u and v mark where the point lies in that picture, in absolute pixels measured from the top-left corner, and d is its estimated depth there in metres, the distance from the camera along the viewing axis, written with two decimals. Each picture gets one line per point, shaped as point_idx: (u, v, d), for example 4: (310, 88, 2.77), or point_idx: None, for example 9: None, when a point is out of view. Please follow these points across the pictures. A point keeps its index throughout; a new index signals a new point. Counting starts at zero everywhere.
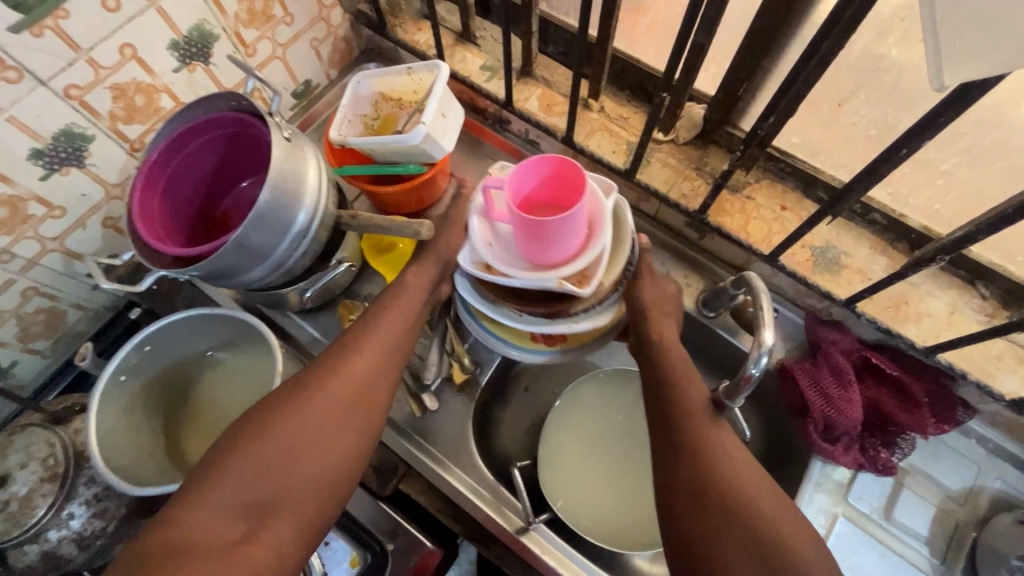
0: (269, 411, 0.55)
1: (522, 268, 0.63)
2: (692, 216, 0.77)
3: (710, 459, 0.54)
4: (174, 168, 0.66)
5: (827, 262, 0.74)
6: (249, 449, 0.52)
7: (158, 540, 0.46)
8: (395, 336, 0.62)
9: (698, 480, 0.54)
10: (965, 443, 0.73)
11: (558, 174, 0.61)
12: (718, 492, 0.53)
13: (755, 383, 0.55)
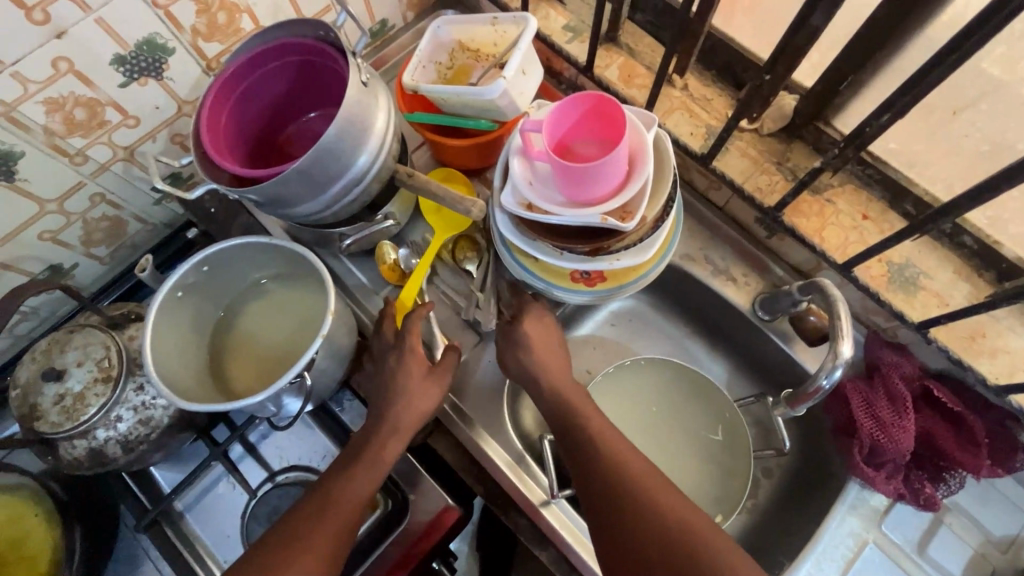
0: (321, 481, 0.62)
1: (564, 204, 0.63)
2: (765, 212, 0.73)
3: (609, 465, 0.59)
4: (248, 85, 0.65)
5: (904, 280, 0.69)
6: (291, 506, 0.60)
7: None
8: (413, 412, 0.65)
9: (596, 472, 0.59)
10: (1018, 492, 0.69)
11: (600, 110, 0.62)
12: (618, 504, 0.56)
13: (823, 395, 0.61)
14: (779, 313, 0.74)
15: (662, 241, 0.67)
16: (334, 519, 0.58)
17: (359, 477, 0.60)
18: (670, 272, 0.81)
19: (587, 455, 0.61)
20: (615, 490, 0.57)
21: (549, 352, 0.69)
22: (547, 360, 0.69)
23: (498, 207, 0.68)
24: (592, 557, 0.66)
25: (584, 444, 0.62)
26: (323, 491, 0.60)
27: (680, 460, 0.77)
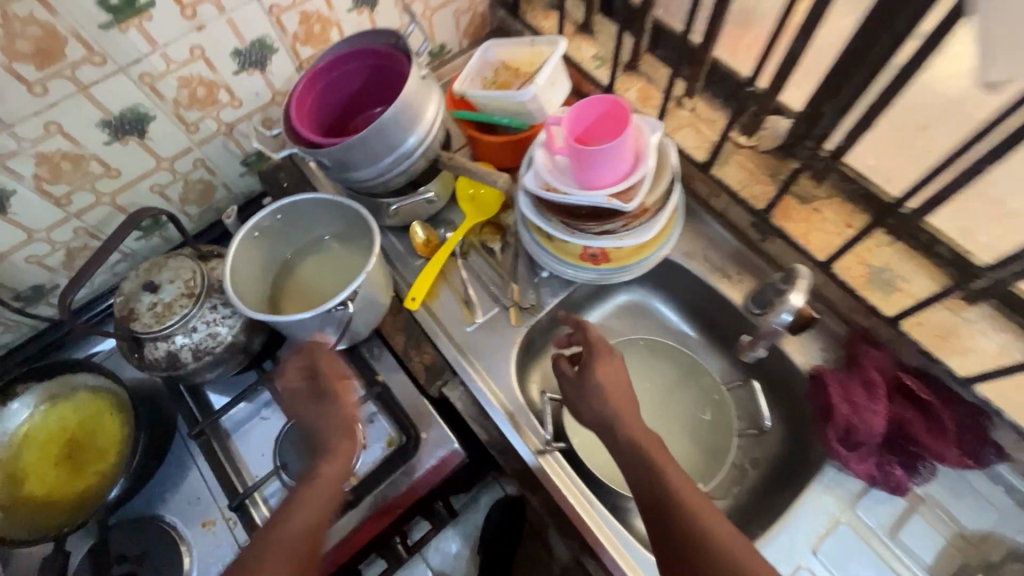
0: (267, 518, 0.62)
1: (576, 187, 0.75)
2: (757, 214, 0.83)
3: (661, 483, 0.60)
4: (331, 79, 0.82)
5: (881, 281, 0.77)
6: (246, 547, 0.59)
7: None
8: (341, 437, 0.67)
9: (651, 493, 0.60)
10: (996, 492, 0.71)
11: (611, 113, 0.74)
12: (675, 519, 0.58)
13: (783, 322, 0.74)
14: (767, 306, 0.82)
15: (660, 227, 0.77)
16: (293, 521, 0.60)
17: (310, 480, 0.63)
18: (672, 267, 0.90)
19: (657, 497, 0.60)
20: (696, 544, 0.56)
21: (619, 388, 0.69)
22: (613, 395, 0.68)
23: (522, 190, 0.81)
24: (576, 501, 0.73)
25: (655, 485, 0.60)
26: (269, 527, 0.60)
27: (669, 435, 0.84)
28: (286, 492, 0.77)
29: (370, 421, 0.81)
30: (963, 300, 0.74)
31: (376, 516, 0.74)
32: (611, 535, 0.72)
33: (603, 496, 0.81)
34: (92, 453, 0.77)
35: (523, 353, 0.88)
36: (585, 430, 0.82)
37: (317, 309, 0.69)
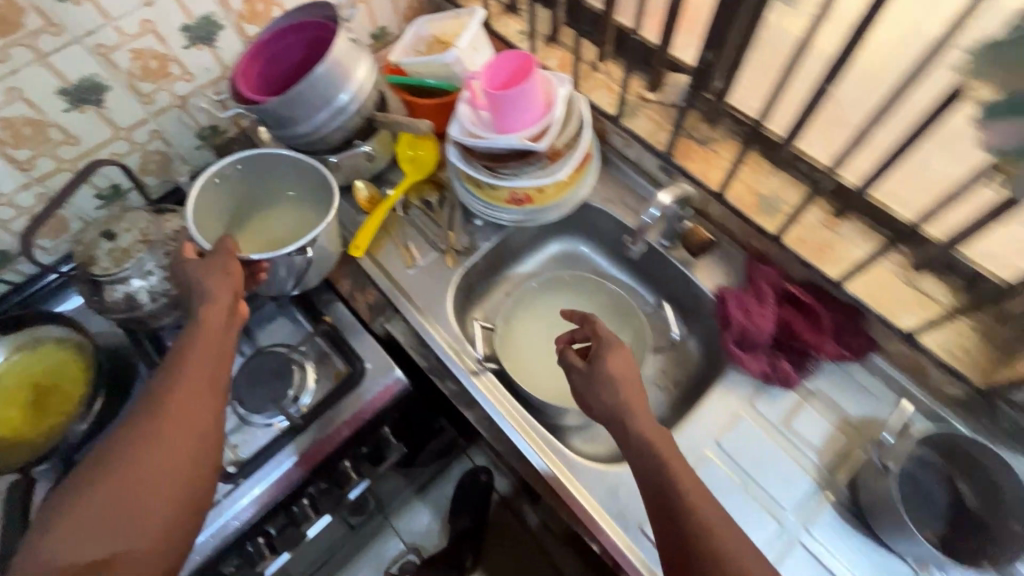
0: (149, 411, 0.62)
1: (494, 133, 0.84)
2: (662, 157, 0.93)
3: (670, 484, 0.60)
4: (274, 51, 0.90)
5: (770, 207, 0.86)
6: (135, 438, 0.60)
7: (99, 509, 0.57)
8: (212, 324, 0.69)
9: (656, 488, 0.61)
10: (874, 381, 0.80)
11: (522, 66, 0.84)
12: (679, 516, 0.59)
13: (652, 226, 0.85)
14: (676, 237, 0.91)
15: (572, 167, 0.87)
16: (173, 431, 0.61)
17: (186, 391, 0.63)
18: (594, 212, 1.00)
19: (668, 496, 0.60)
20: (697, 542, 0.57)
21: (630, 380, 0.68)
22: (625, 389, 0.68)
23: (451, 142, 0.90)
24: (506, 413, 0.82)
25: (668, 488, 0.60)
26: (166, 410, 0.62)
27: None
28: (242, 426, 0.82)
29: (319, 359, 0.87)
30: (838, 217, 0.82)
31: (326, 438, 0.81)
32: (539, 436, 0.81)
33: (537, 416, 0.89)
34: (58, 398, 0.82)
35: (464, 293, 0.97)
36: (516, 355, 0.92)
37: (273, 254, 0.76)
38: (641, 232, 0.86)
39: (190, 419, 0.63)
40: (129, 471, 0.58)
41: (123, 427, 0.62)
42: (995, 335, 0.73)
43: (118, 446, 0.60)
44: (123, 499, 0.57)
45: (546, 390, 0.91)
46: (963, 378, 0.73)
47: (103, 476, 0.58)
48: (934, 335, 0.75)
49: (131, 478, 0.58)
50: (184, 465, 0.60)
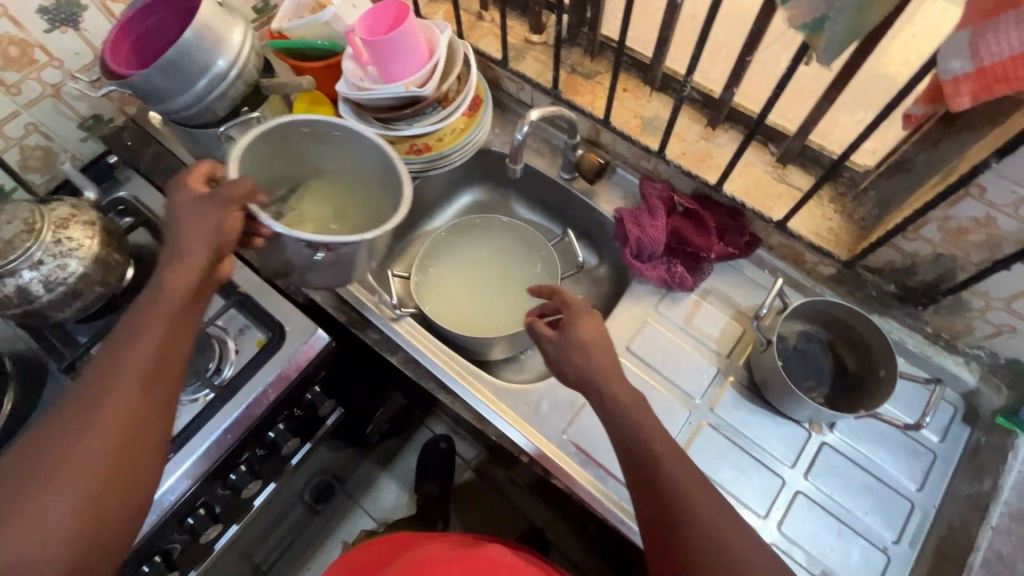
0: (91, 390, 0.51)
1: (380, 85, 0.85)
2: (550, 93, 0.96)
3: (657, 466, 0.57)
4: (145, 27, 0.88)
5: (653, 127, 0.91)
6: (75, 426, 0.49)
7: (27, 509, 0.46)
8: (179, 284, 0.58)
9: (640, 463, 0.57)
10: (761, 273, 0.88)
11: (397, 15, 0.84)
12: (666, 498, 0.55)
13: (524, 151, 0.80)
14: (575, 169, 0.95)
15: (463, 111, 0.89)
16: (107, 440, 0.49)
17: (126, 387, 0.51)
18: (496, 156, 1.03)
19: (649, 474, 0.57)
20: (680, 518, 0.54)
21: (601, 339, 0.64)
22: (597, 351, 0.63)
23: (342, 100, 0.90)
24: (429, 350, 0.85)
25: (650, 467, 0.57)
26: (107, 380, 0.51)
27: (508, 292, 0.99)
28: None
29: (238, 330, 0.86)
30: (712, 129, 0.88)
31: (252, 403, 0.80)
32: (463, 368, 0.85)
33: (465, 354, 0.92)
34: None
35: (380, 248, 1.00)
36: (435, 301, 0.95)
37: (287, 231, 0.64)
38: (514, 154, 0.81)
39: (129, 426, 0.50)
40: (45, 493, 0.46)
41: (58, 415, 0.50)
42: (856, 215, 0.81)
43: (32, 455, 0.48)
44: (29, 533, 0.45)
45: (469, 327, 0.95)
46: (832, 257, 0.80)
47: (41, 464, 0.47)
48: (805, 222, 0.82)
49: (44, 504, 0.46)
50: (113, 492, 0.49)
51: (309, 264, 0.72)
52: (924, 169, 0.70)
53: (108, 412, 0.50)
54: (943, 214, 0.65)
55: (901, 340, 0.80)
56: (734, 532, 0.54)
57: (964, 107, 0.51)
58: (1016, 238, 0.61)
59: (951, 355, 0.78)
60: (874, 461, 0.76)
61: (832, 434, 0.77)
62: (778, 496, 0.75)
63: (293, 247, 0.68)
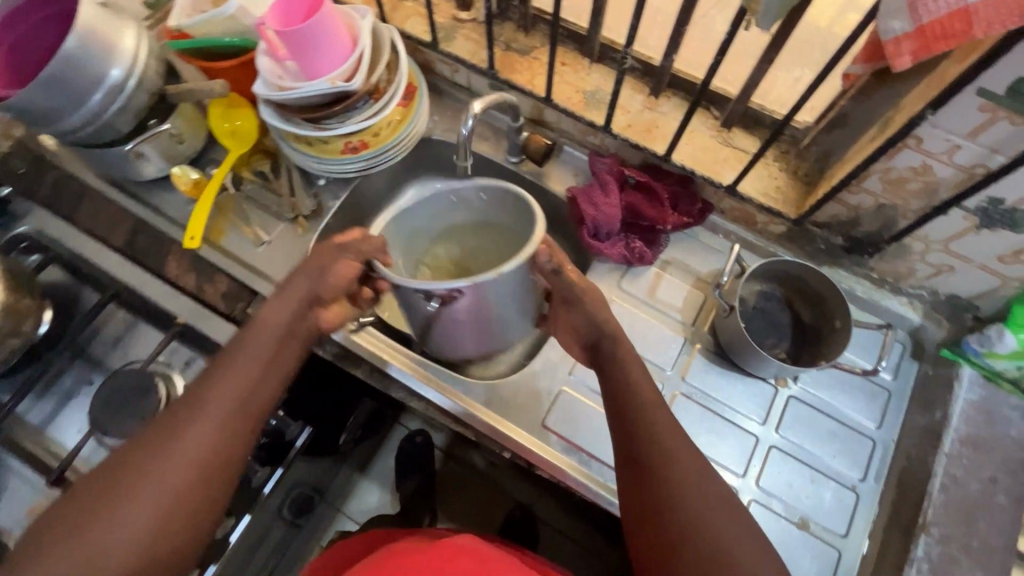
0: (189, 409, 0.58)
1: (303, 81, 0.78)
2: (487, 74, 0.91)
3: (647, 429, 0.59)
4: (17, 36, 0.77)
5: (596, 101, 0.89)
6: (170, 440, 0.56)
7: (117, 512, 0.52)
8: (279, 324, 0.65)
9: (632, 419, 0.60)
10: (715, 238, 0.89)
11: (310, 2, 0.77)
12: (651, 458, 0.57)
13: (474, 139, 0.76)
14: (523, 152, 0.92)
15: (397, 101, 0.84)
16: (187, 466, 0.55)
17: (217, 419, 0.58)
18: (438, 145, 0.98)
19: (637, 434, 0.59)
20: (661, 479, 0.56)
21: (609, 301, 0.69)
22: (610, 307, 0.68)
23: (262, 101, 0.83)
24: (394, 359, 0.82)
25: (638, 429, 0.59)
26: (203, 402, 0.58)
27: None
28: None
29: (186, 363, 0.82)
30: (655, 98, 0.87)
31: None
32: (432, 372, 0.82)
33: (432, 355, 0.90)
34: None
35: None
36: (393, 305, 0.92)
37: (395, 277, 0.67)
38: (462, 149, 0.77)
39: (211, 455, 0.57)
40: (124, 500, 0.53)
41: (161, 423, 0.58)
42: (799, 171, 0.83)
43: (126, 462, 0.55)
44: (108, 530, 0.51)
45: None
46: (782, 215, 0.82)
47: (139, 471, 0.54)
48: (754, 183, 0.83)
49: (121, 511, 0.52)
50: (179, 514, 0.54)
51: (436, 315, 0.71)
52: (861, 123, 0.71)
53: (198, 433, 0.57)
54: (884, 165, 0.66)
55: (850, 287, 0.83)
56: (707, 478, 0.56)
57: (906, 66, 0.51)
58: (951, 183, 0.63)
59: (896, 297, 0.82)
60: (837, 406, 0.79)
61: (796, 386, 0.80)
62: (753, 452, 0.77)
63: (415, 301, 0.69)
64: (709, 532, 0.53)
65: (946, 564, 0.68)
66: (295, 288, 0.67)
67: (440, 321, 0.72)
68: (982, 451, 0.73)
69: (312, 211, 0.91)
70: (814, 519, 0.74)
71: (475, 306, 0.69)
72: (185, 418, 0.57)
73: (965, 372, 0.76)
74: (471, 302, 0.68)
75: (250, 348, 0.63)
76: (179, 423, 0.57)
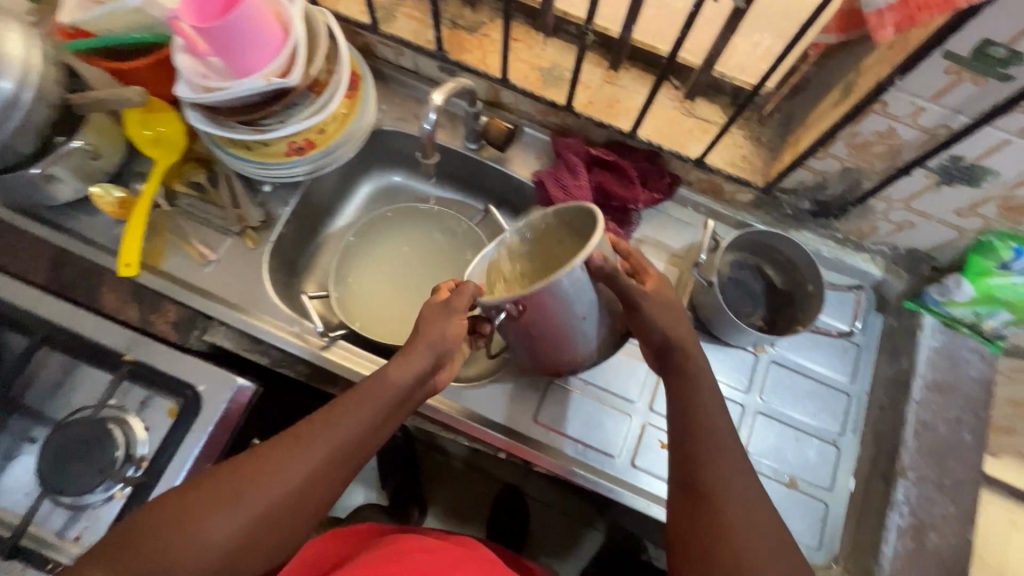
0: (288, 450, 0.57)
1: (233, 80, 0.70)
2: (436, 56, 0.85)
3: (704, 456, 0.57)
4: None
5: (553, 78, 0.85)
6: (260, 478, 0.55)
7: (196, 536, 0.52)
8: (402, 380, 0.62)
9: (690, 443, 0.59)
10: (685, 211, 0.88)
11: None
12: (705, 484, 0.56)
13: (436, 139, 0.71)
14: (481, 138, 0.87)
15: (342, 94, 0.77)
16: (270, 509, 0.55)
17: (316, 465, 0.57)
18: (390, 136, 0.92)
19: (694, 458, 0.58)
20: (710, 507, 0.55)
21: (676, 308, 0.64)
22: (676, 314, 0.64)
23: (187, 105, 0.74)
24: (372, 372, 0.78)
25: (692, 451, 0.58)
26: (301, 448, 0.57)
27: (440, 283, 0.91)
28: (78, 514, 0.69)
29: (141, 405, 0.73)
30: (615, 71, 0.84)
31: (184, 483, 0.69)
32: None
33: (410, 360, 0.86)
34: None
35: (283, 266, 0.88)
36: (362, 312, 0.87)
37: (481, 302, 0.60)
38: (425, 144, 0.72)
39: (297, 502, 0.56)
40: (215, 520, 0.53)
41: (258, 451, 0.57)
42: (762, 137, 0.82)
43: (216, 487, 0.54)
44: (183, 549, 0.52)
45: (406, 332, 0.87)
46: (749, 185, 0.81)
47: (231, 501, 0.54)
48: (721, 154, 0.82)
49: (199, 541, 0.52)
50: (251, 554, 0.54)
51: (532, 326, 0.61)
52: (823, 87, 0.71)
53: (286, 480, 0.56)
54: (850, 130, 0.67)
55: (816, 249, 0.85)
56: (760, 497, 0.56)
57: (888, 38, 0.54)
58: (915, 144, 0.65)
59: (859, 253, 0.85)
60: (813, 366, 0.82)
61: (775, 351, 0.82)
62: (739, 421, 0.79)
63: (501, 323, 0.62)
64: (758, 552, 0.53)
65: (923, 504, 0.73)
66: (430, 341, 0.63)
67: (520, 335, 0.64)
68: (946, 394, 0.77)
69: (260, 221, 0.83)
70: (801, 477, 0.77)
71: (553, 324, 0.61)
72: (284, 459, 0.56)
73: (927, 321, 0.80)
74: (541, 319, 0.60)
75: (372, 399, 0.60)
76: (275, 461, 0.56)
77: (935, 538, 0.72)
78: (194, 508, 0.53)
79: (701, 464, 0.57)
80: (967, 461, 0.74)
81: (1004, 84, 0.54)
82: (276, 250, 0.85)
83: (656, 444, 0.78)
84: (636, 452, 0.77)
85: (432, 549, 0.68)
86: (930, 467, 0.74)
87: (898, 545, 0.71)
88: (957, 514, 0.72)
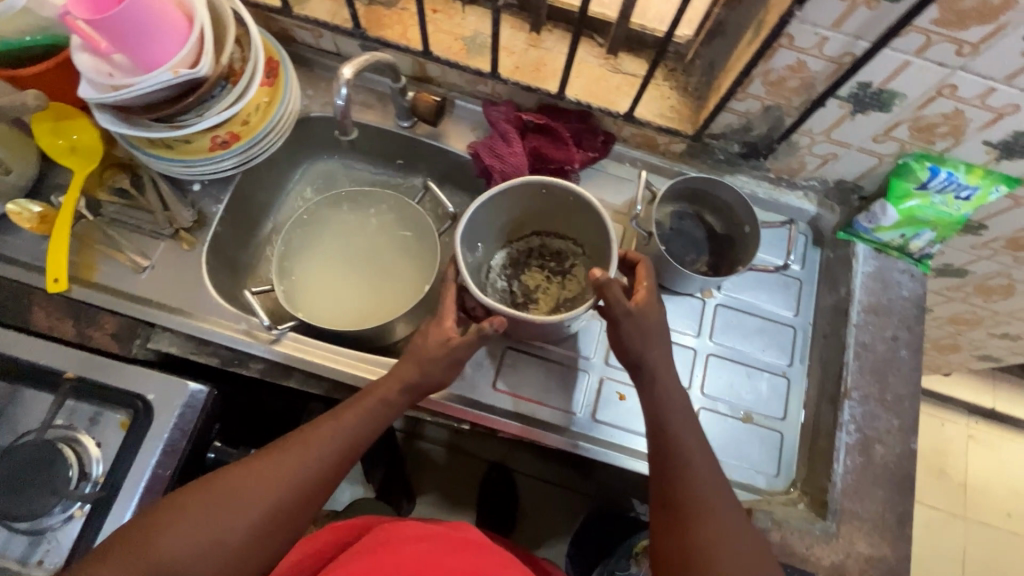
0: (284, 456, 0.60)
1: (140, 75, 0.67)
2: (355, 35, 0.83)
3: (684, 478, 0.61)
4: None
5: (477, 46, 0.84)
6: (256, 480, 0.58)
7: (193, 525, 0.55)
8: (400, 393, 0.66)
9: (670, 467, 0.62)
10: (623, 167, 0.89)
11: None
12: (691, 502, 0.60)
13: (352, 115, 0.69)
14: (413, 115, 0.86)
15: (259, 79, 0.74)
16: (268, 507, 0.57)
17: (328, 462, 0.61)
18: (319, 122, 0.90)
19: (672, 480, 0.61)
20: (702, 520, 0.59)
21: None
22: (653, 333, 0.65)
23: (97, 108, 0.71)
24: (324, 359, 0.77)
25: (674, 474, 0.61)
26: (294, 456, 0.60)
27: (387, 269, 0.90)
28: (37, 539, 0.66)
29: (90, 421, 0.71)
30: (537, 34, 0.85)
31: (144, 492, 0.67)
32: (367, 361, 0.77)
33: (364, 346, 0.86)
34: None
35: (223, 265, 0.86)
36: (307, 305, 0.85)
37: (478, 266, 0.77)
38: (343, 123, 0.70)
39: (296, 503, 0.59)
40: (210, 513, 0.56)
41: (257, 457, 0.60)
42: (688, 87, 0.83)
43: (226, 480, 0.58)
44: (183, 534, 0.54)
45: (359, 320, 0.87)
46: (680, 134, 0.82)
47: (230, 499, 0.57)
48: (648, 107, 0.83)
49: (202, 529, 0.55)
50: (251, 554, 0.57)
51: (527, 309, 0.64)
52: (736, 29, 0.72)
53: (282, 486, 0.59)
54: (764, 68, 0.69)
55: (753, 190, 0.87)
56: (727, 516, 0.60)
57: None
58: (825, 75, 0.67)
59: (792, 191, 0.87)
60: (758, 304, 0.85)
61: (720, 294, 0.84)
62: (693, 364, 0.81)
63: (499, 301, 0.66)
64: (730, 553, 0.57)
65: (868, 420, 0.76)
66: (430, 373, 0.66)
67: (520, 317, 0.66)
68: (883, 315, 0.81)
69: (193, 221, 0.81)
70: (755, 411, 0.80)
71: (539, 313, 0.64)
72: (283, 464, 0.59)
73: (859, 248, 0.83)
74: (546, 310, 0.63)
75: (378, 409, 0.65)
76: (271, 467, 0.59)
77: (882, 450, 0.75)
78: (198, 498, 0.56)
79: (680, 486, 0.61)
80: (906, 376, 0.78)
81: (895, 4, 0.56)
82: (213, 248, 0.83)
83: (614, 397, 0.80)
84: (595, 407, 0.79)
85: (428, 535, 0.66)
86: (872, 385, 0.78)
87: (849, 462, 0.74)
88: (900, 425, 0.76)
